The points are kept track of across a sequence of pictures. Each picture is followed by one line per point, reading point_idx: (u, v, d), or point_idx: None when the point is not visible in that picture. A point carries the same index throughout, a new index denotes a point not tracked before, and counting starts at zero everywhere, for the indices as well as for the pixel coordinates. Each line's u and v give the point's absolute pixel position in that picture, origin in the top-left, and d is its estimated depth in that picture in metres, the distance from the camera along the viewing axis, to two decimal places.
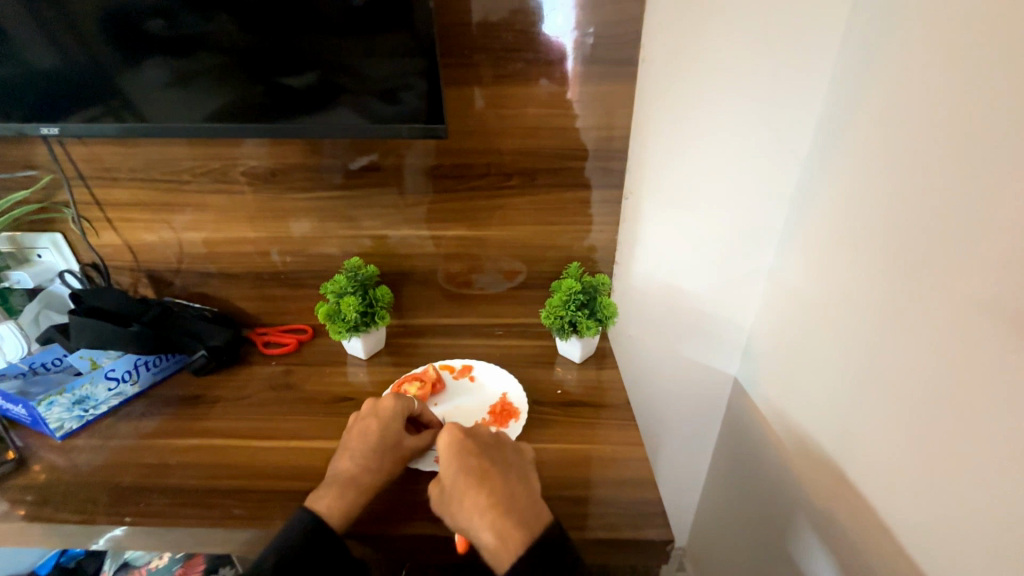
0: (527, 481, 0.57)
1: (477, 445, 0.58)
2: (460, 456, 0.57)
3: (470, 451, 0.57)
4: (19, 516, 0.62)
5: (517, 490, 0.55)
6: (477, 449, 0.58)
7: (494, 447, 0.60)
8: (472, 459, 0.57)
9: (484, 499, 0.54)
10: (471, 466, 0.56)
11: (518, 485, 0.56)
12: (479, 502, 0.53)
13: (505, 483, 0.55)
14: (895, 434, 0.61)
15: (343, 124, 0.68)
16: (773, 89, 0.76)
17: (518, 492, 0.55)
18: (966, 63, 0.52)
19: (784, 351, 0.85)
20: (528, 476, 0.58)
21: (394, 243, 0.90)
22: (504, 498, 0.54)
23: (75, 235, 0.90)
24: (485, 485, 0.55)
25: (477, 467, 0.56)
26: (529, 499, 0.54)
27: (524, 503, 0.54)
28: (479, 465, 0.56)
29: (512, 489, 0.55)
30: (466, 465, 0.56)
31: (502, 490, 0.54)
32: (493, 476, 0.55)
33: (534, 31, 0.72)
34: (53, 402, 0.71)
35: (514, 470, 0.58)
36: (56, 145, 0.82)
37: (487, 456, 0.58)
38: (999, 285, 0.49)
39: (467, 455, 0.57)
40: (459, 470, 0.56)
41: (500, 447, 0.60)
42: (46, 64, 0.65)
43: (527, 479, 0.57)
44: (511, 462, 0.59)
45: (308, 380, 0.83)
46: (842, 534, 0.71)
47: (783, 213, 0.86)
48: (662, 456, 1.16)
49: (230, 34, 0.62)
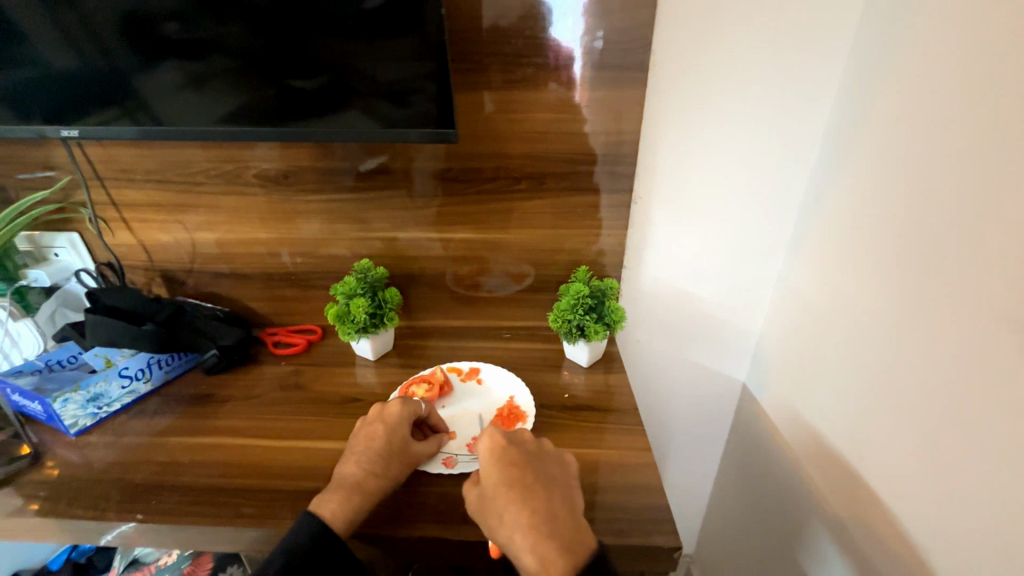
0: (569, 500, 0.56)
1: (519, 457, 0.59)
2: (502, 467, 0.57)
3: (511, 463, 0.58)
4: (33, 511, 0.63)
5: (557, 508, 0.54)
6: (521, 461, 0.58)
7: (536, 460, 0.59)
8: (514, 472, 0.57)
9: (525, 517, 0.53)
10: (513, 480, 0.56)
11: (559, 503, 0.55)
12: (520, 519, 0.53)
13: (546, 500, 0.55)
14: (905, 443, 0.60)
15: (354, 127, 0.69)
16: (783, 94, 0.76)
17: (559, 510, 0.54)
18: (976, 67, 0.52)
19: (793, 357, 0.85)
20: (570, 492, 0.57)
21: (402, 245, 0.90)
22: (547, 519, 0.53)
23: (91, 235, 0.92)
24: (527, 501, 0.54)
25: (520, 480, 0.56)
26: (570, 518, 0.54)
27: (564, 524, 0.53)
28: (521, 478, 0.56)
29: (555, 510, 0.54)
30: (508, 478, 0.56)
31: (543, 507, 0.54)
32: (535, 493, 0.55)
33: (544, 36, 0.73)
34: (68, 399, 0.73)
35: (556, 485, 0.57)
36: (74, 147, 0.83)
37: (529, 469, 0.58)
38: (1006, 294, 0.48)
39: (510, 467, 0.57)
40: (501, 482, 0.56)
41: (541, 458, 0.60)
42: (65, 67, 0.66)
43: (570, 497, 0.57)
44: (553, 476, 0.58)
45: (317, 380, 0.84)
46: (854, 545, 0.70)
47: (792, 219, 0.85)
48: (670, 461, 1.15)
49: (243, 37, 0.63)
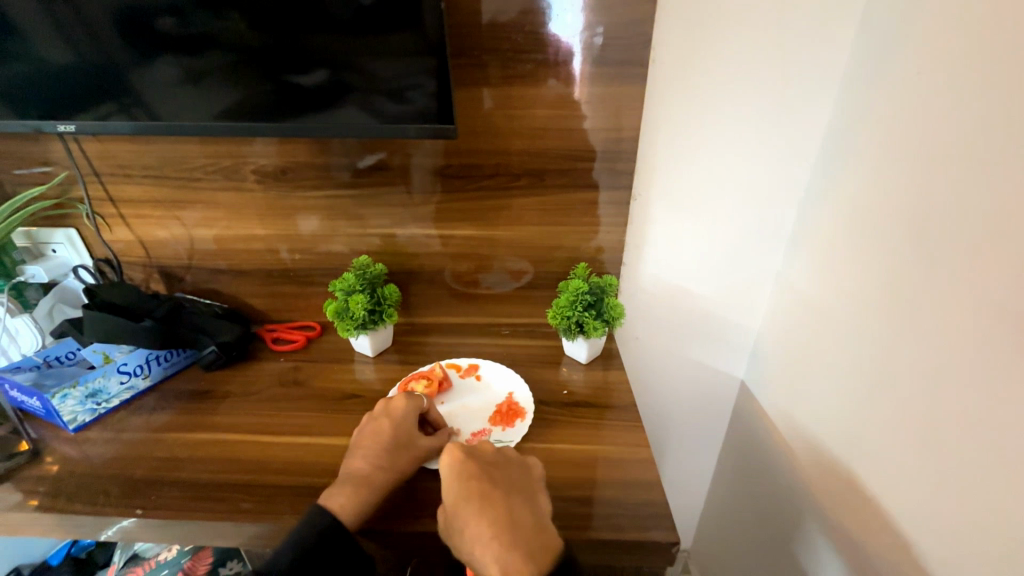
0: (531, 506, 0.56)
1: (480, 469, 0.59)
2: (461, 481, 0.57)
3: (472, 476, 0.58)
4: (33, 506, 0.64)
5: (518, 516, 0.55)
6: (480, 472, 0.58)
7: (498, 469, 0.60)
8: (473, 485, 0.57)
9: (485, 527, 0.53)
10: (473, 493, 0.56)
11: (522, 511, 0.55)
12: (480, 530, 0.53)
13: (506, 508, 0.55)
14: (904, 442, 0.60)
15: (352, 123, 0.68)
16: (782, 91, 0.76)
17: (520, 517, 0.55)
18: (975, 66, 0.52)
19: (791, 354, 0.85)
20: (532, 499, 0.57)
21: (401, 241, 0.90)
22: (508, 527, 0.53)
23: (89, 231, 0.92)
24: (487, 511, 0.55)
25: (478, 491, 0.56)
26: (532, 524, 0.54)
27: (525, 532, 0.53)
28: (481, 490, 0.56)
29: (515, 517, 0.55)
30: (469, 491, 0.56)
31: (503, 515, 0.54)
32: (495, 502, 0.55)
33: (543, 32, 0.73)
34: (66, 395, 0.74)
35: (518, 493, 0.58)
36: (71, 142, 0.83)
37: (489, 479, 0.58)
38: (1003, 291, 0.48)
39: (468, 480, 0.57)
40: (461, 496, 0.56)
41: (503, 468, 0.60)
42: (61, 61, 0.66)
43: (533, 503, 0.57)
44: (515, 484, 0.59)
45: (316, 377, 0.84)
46: (850, 539, 0.70)
47: (791, 215, 0.85)
48: (668, 458, 1.16)
49: (241, 33, 0.63)
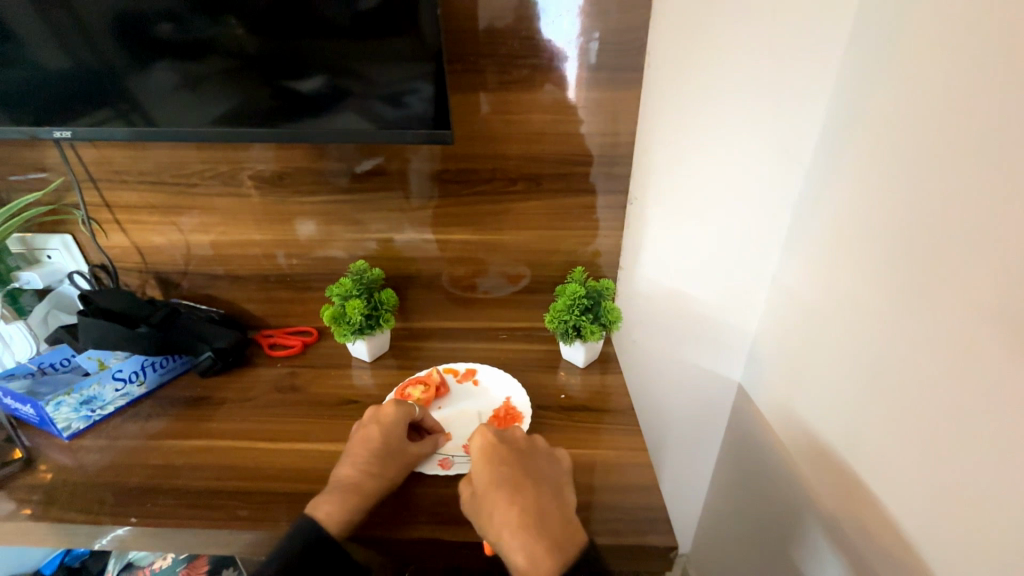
0: (560, 497, 0.57)
1: (510, 456, 0.60)
2: (492, 466, 0.58)
3: (502, 462, 0.59)
4: (27, 515, 0.63)
5: (548, 505, 0.55)
6: (511, 459, 0.59)
7: (528, 458, 0.61)
8: (504, 470, 0.58)
9: (514, 514, 0.54)
10: (504, 478, 0.57)
11: (550, 499, 0.56)
12: (509, 517, 0.54)
13: (536, 497, 0.56)
14: (902, 444, 0.60)
15: (350, 128, 0.68)
16: (776, 95, 0.76)
17: (549, 507, 0.55)
18: (968, 71, 0.52)
19: (789, 357, 0.85)
20: (561, 490, 0.58)
21: (398, 246, 0.90)
22: (537, 515, 0.54)
23: (84, 237, 0.91)
24: (517, 497, 0.56)
25: (509, 478, 0.57)
26: (558, 512, 0.55)
27: (555, 522, 0.54)
28: (511, 476, 0.57)
29: (544, 506, 0.55)
30: (499, 476, 0.57)
31: (532, 503, 0.55)
32: (525, 489, 0.57)
33: (539, 37, 0.73)
34: (61, 402, 0.72)
35: (546, 482, 0.58)
36: (67, 148, 0.83)
37: (518, 466, 0.59)
38: (1000, 294, 0.49)
39: (500, 466, 0.58)
40: (491, 480, 0.57)
41: (532, 457, 0.61)
42: (58, 68, 0.66)
43: (561, 494, 0.58)
44: (544, 475, 0.59)
45: (313, 382, 0.83)
46: (849, 544, 0.70)
47: (787, 220, 0.86)
48: (667, 462, 1.16)
49: (239, 39, 0.63)
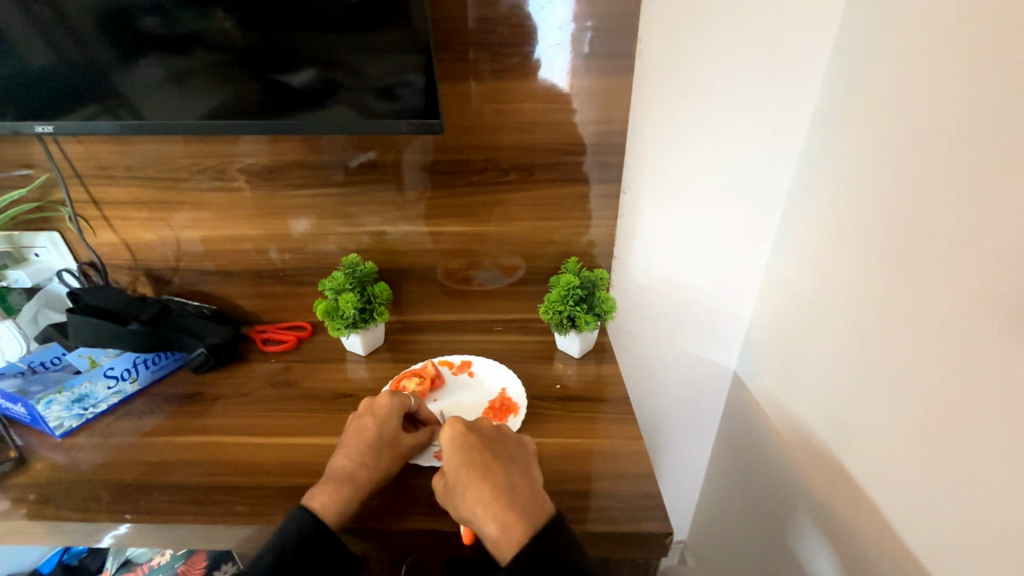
0: (530, 474, 0.57)
1: (480, 440, 0.58)
2: (462, 450, 0.57)
3: (472, 447, 0.57)
4: (21, 513, 0.63)
5: (519, 482, 0.55)
6: (480, 442, 0.58)
7: (497, 441, 0.60)
8: (474, 453, 0.57)
9: (487, 492, 0.54)
10: (474, 460, 0.56)
11: (521, 477, 0.56)
12: (483, 495, 0.54)
13: (507, 475, 0.55)
14: (894, 431, 0.61)
15: (340, 121, 0.68)
16: (769, 80, 0.76)
17: (521, 484, 0.55)
18: (964, 55, 0.51)
19: (783, 344, 0.85)
20: (531, 469, 0.58)
21: (391, 239, 0.90)
22: (509, 492, 0.54)
23: (72, 234, 0.90)
24: (489, 477, 0.55)
25: (480, 459, 0.56)
26: (531, 491, 0.54)
27: (527, 498, 0.54)
28: (482, 459, 0.56)
29: (516, 483, 0.55)
30: (470, 460, 0.56)
31: (504, 482, 0.54)
32: (496, 469, 0.56)
33: (531, 25, 0.72)
34: (52, 400, 0.71)
35: (516, 462, 0.58)
36: (52, 143, 0.81)
37: (488, 450, 0.58)
38: (997, 281, 0.48)
39: (470, 449, 0.57)
40: (462, 464, 0.56)
41: (501, 439, 0.60)
42: (40, 62, 0.64)
43: (531, 472, 0.57)
44: (514, 455, 0.59)
45: (307, 377, 0.83)
46: (842, 528, 0.71)
47: (782, 206, 0.86)
48: (663, 450, 1.16)
49: (226, 31, 0.62)
